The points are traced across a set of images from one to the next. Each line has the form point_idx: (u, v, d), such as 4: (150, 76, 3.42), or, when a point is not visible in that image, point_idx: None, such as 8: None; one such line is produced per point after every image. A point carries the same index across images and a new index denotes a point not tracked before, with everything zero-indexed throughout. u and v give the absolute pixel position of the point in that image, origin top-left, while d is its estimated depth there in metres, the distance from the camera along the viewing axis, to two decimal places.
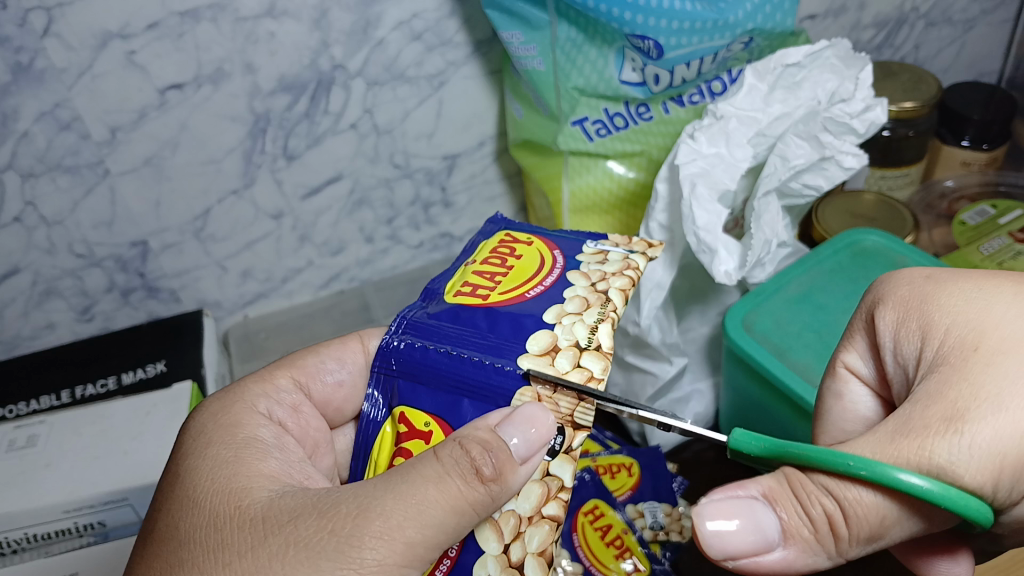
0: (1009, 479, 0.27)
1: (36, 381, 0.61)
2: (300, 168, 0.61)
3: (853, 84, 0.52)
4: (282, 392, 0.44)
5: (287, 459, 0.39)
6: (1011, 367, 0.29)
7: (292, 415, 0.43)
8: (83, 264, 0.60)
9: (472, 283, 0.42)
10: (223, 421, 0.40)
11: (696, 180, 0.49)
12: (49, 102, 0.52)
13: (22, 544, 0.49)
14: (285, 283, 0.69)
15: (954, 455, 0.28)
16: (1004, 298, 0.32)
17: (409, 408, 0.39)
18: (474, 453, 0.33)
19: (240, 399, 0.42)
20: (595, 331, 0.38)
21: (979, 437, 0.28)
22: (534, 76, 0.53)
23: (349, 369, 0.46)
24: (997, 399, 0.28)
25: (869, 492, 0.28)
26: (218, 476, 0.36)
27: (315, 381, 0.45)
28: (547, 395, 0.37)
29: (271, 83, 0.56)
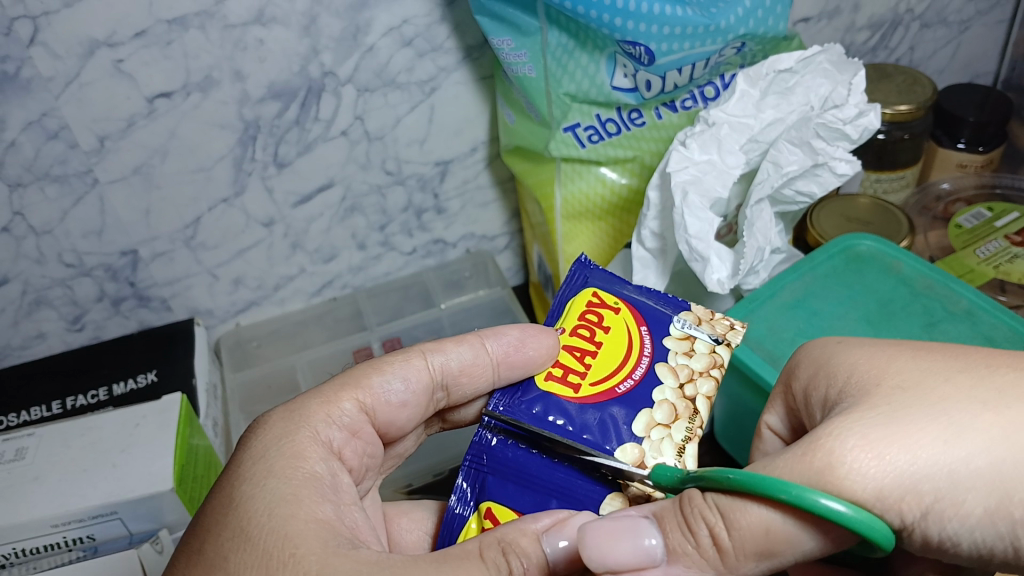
0: (895, 495, 0.31)
1: (25, 392, 0.61)
2: (291, 175, 0.61)
3: (846, 89, 0.51)
4: (345, 416, 0.43)
5: (339, 503, 0.38)
6: (903, 400, 0.33)
7: (349, 442, 0.42)
8: (73, 274, 0.60)
9: (562, 365, 0.43)
10: (284, 451, 0.39)
11: (687, 188, 0.48)
12: (37, 112, 0.51)
13: (11, 558, 0.49)
14: (277, 291, 0.68)
15: (841, 467, 0.31)
16: (903, 351, 0.36)
17: (498, 505, 0.40)
18: (514, 564, 0.34)
19: (301, 423, 0.41)
20: (682, 453, 0.41)
21: (869, 451, 0.31)
22: (525, 82, 0.53)
23: (412, 389, 0.45)
24: (886, 427, 0.32)
25: (761, 509, 0.31)
26: (274, 514, 0.36)
27: (379, 400, 0.44)
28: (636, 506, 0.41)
29: (260, 90, 0.55)
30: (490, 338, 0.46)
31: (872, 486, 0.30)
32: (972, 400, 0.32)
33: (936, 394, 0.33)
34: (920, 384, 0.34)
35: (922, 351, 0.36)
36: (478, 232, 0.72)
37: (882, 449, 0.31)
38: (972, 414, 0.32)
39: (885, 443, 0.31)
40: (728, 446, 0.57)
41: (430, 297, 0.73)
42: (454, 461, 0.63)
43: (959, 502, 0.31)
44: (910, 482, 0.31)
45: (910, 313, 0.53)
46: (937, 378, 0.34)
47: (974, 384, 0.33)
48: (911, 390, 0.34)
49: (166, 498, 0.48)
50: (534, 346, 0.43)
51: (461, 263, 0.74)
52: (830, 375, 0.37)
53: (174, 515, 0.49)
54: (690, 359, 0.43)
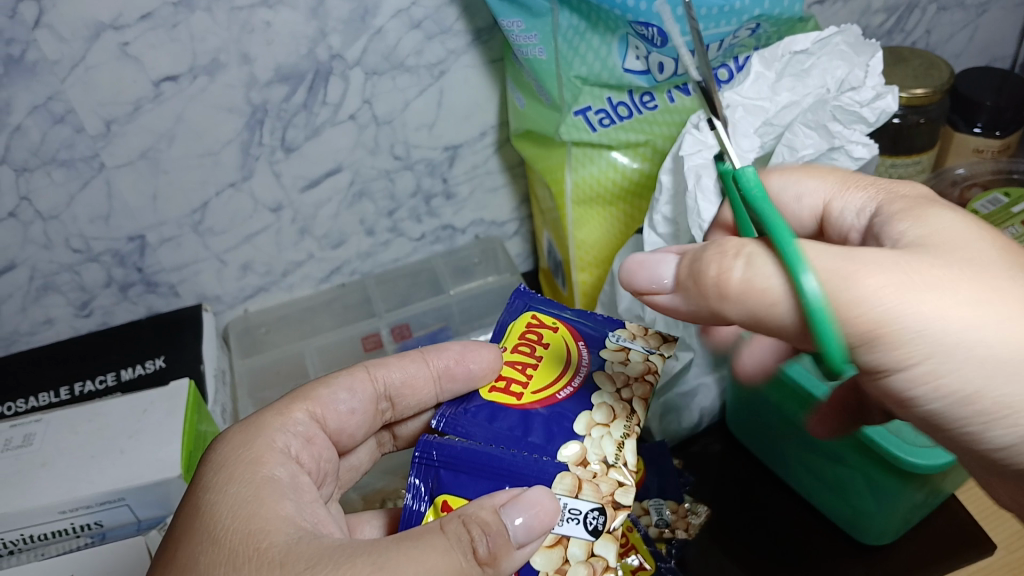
0: (876, 341, 0.32)
1: (34, 378, 0.61)
2: (299, 160, 0.60)
3: (863, 71, 0.50)
4: (299, 426, 0.42)
5: (302, 501, 0.37)
6: (956, 270, 0.32)
7: (306, 449, 0.41)
8: (81, 259, 0.60)
9: (505, 379, 0.44)
10: (243, 457, 0.38)
11: (701, 172, 0.47)
12: (42, 95, 0.51)
13: (19, 544, 0.48)
14: (286, 277, 0.68)
15: (851, 299, 0.32)
16: (983, 228, 0.34)
17: (452, 496, 0.40)
18: (474, 534, 0.33)
19: (259, 434, 0.40)
20: (622, 447, 0.40)
21: (881, 294, 0.32)
22: (536, 64, 0.52)
23: (360, 399, 0.45)
24: (932, 290, 0.32)
25: (776, 279, 0.32)
26: (238, 514, 0.35)
27: (329, 410, 0.44)
28: (589, 479, 0.39)
29: (267, 74, 0.55)
30: (433, 352, 0.46)
31: (855, 325, 0.32)
32: (1021, 305, 0.32)
33: (991, 282, 0.32)
34: (980, 265, 0.33)
35: (982, 228, 0.34)
36: (487, 218, 0.71)
37: (929, 308, 0.32)
38: (1003, 319, 0.31)
39: (935, 306, 0.32)
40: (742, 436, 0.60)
41: (439, 283, 0.73)
42: None
43: (941, 371, 0.32)
44: (916, 340, 0.32)
45: None
46: (1003, 276, 0.32)
47: (1020, 284, 0.32)
48: (974, 269, 0.32)
49: (174, 483, 0.48)
50: (474, 358, 0.44)
51: (470, 249, 0.73)
52: (887, 231, 0.36)
53: None
54: (625, 365, 0.43)
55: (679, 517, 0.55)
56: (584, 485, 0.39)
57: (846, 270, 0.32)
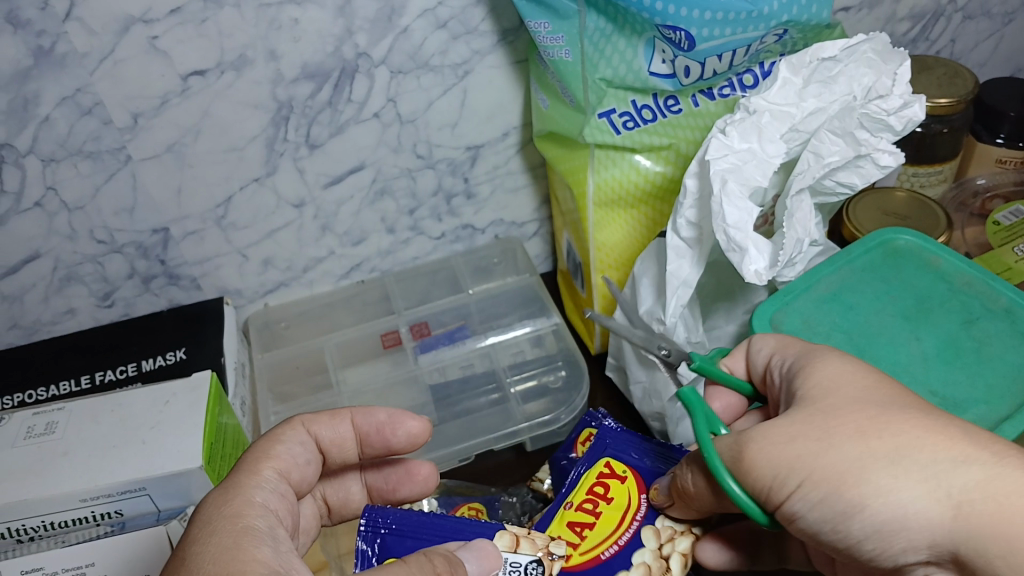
0: (788, 483, 0.35)
1: (56, 367, 0.61)
2: (322, 156, 0.60)
3: (891, 80, 0.50)
4: (270, 483, 0.40)
5: (284, 548, 0.35)
6: (827, 421, 0.35)
7: (286, 507, 0.40)
8: (105, 251, 0.60)
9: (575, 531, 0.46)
10: (224, 512, 0.36)
11: (726, 177, 0.47)
12: (71, 87, 0.51)
13: (38, 531, 0.49)
14: (306, 273, 0.68)
15: (749, 456, 0.36)
16: (862, 375, 0.38)
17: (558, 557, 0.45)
18: None
19: (238, 490, 0.38)
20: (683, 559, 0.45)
21: (763, 454, 0.36)
22: (561, 66, 0.52)
23: (311, 450, 0.44)
24: (796, 428, 0.36)
25: (701, 481, 0.41)
26: (218, 560, 0.33)
27: (294, 466, 0.42)
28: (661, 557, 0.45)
29: (294, 71, 0.55)
30: (360, 411, 0.47)
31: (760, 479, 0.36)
32: (865, 433, 0.34)
33: (846, 419, 0.35)
34: (847, 402, 0.36)
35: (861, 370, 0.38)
36: (507, 219, 0.72)
37: (780, 439, 0.36)
38: (860, 442, 0.34)
39: (791, 437, 0.36)
40: None
41: (458, 282, 0.73)
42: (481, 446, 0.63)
43: (850, 507, 0.33)
44: (786, 469, 0.35)
45: (948, 308, 0.52)
46: (874, 410, 0.35)
47: (890, 417, 0.34)
48: (832, 411, 0.36)
49: (195, 475, 0.48)
50: (398, 428, 0.47)
51: (490, 249, 0.73)
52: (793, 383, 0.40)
53: (204, 492, 0.50)
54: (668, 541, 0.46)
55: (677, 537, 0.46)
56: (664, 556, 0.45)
57: (739, 440, 0.37)
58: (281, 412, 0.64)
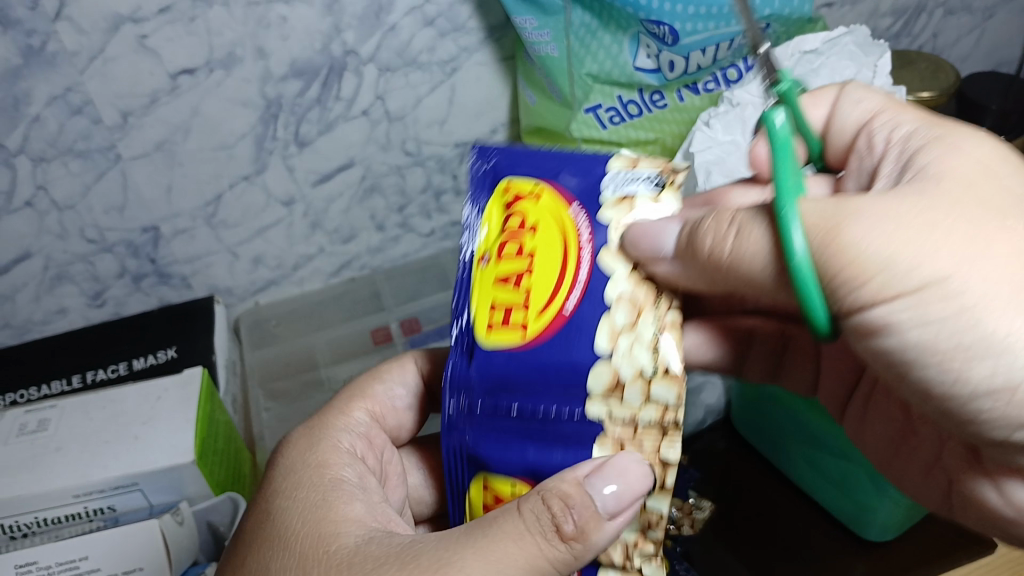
0: (864, 287, 0.27)
1: (48, 365, 0.62)
2: (312, 154, 0.61)
3: (871, 71, 0.51)
4: (359, 425, 0.42)
5: (371, 501, 0.37)
6: (971, 210, 0.27)
7: (370, 450, 0.42)
8: (95, 250, 0.60)
9: (500, 305, 0.34)
10: (309, 460, 0.39)
11: (710, 168, 0.48)
12: (61, 86, 0.51)
13: (32, 527, 0.49)
14: (296, 271, 0.68)
15: (852, 240, 0.26)
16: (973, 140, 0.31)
17: (491, 478, 0.34)
18: (555, 509, 0.31)
19: (324, 435, 0.40)
20: (659, 351, 0.32)
21: (867, 242, 0.26)
22: (547, 62, 0.53)
23: (416, 394, 0.45)
24: (926, 230, 0.26)
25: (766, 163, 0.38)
26: (308, 520, 0.35)
27: (386, 408, 0.44)
28: (629, 439, 0.33)
29: (282, 68, 0.55)
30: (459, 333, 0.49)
31: (869, 263, 0.26)
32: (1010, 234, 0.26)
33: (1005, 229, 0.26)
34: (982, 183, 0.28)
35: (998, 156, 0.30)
36: None
37: (911, 231, 0.26)
38: (994, 248, 0.26)
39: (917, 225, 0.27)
40: (744, 429, 0.61)
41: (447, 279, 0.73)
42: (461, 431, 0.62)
43: (953, 295, 0.26)
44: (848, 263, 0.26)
45: None
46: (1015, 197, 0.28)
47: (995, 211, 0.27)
48: (972, 188, 0.28)
49: (186, 470, 0.49)
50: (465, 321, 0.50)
51: None
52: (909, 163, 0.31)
53: (196, 487, 0.50)
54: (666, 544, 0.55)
55: (685, 513, 0.57)
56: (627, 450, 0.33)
57: (834, 217, 0.27)
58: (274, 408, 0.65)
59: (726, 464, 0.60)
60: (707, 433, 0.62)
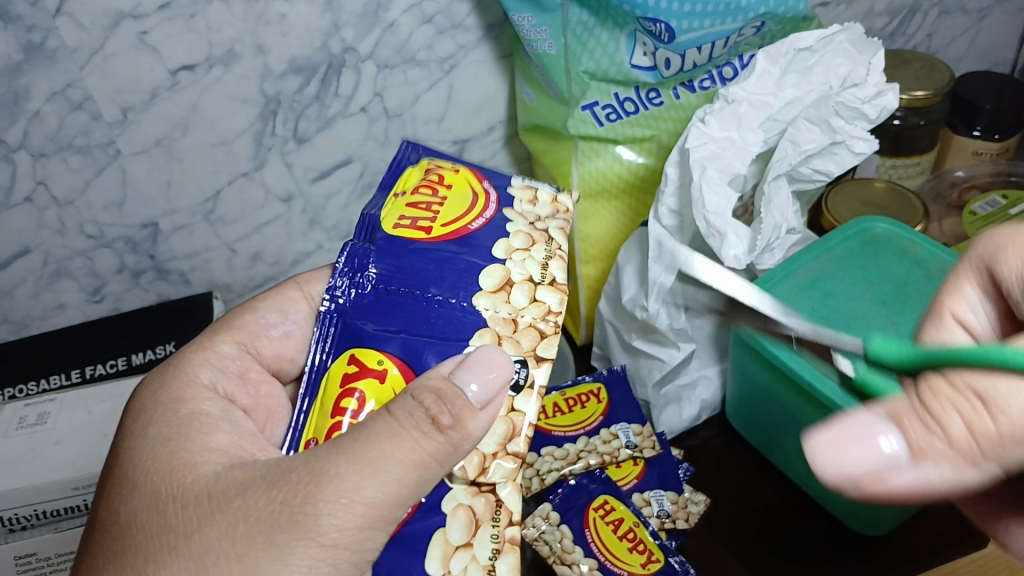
0: None
1: (47, 360, 0.62)
2: (310, 151, 0.61)
3: (865, 69, 0.51)
4: (225, 360, 0.44)
5: (237, 432, 0.39)
6: None
7: (238, 384, 0.43)
8: (94, 245, 0.61)
9: (409, 216, 0.44)
10: (165, 397, 0.40)
11: (706, 164, 0.48)
12: (61, 82, 0.52)
13: (31, 520, 0.49)
14: (295, 267, 0.69)
15: None
16: None
17: (362, 349, 0.41)
18: (429, 402, 0.34)
19: (179, 370, 0.41)
20: (547, 267, 0.43)
21: None
22: (545, 59, 0.53)
23: (293, 322, 0.46)
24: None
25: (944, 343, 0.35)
26: (161, 455, 0.37)
27: (259, 338, 0.45)
28: (508, 335, 0.41)
29: (281, 65, 0.56)
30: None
31: None
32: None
33: None
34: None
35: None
36: None
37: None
38: None
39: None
40: (740, 425, 0.60)
41: None
42: None
43: None
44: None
45: (925, 296, 0.53)
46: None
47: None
48: None
49: None
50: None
51: None
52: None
53: None
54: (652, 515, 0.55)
55: (680, 508, 0.55)
56: (504, 341, 0.41)
57: None
58: None
59: (722, 459, 0.61)
60: (704, 429, 0.62)
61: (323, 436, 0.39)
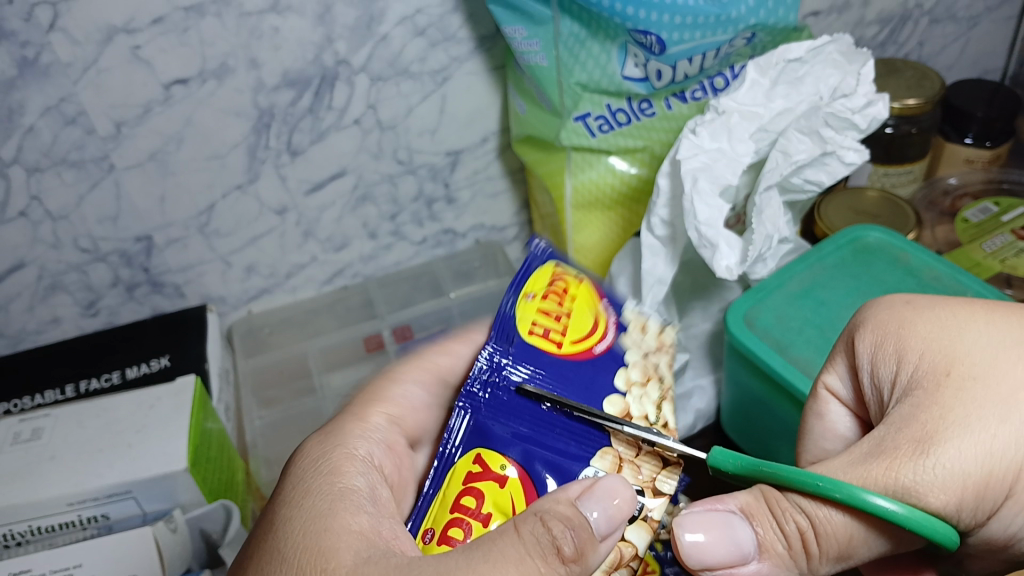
0: (967, 503, 0.32)
1: (41, 375, 0.62)
2: (304, 163, 0.61)
3: (855, 79, 0.52)
4: (379, 432, 0.42)
5: (381, 513, 0.36)
6: (970, 395, 0.33)
7: (389, 456, 0.41)
8: (89, 259, 0.61)
9: (541, 323, 0.41)
10: (323, 468, 0.38)
11: (698, 175, 0.49)
12: (55, 97, 0.52)
13: (25, 536, 0.49)
14: (289, 279, 0.69)
15: (923, 479, 0.32)
16: (924, 317, 0.37)
17: (488, 450, 0.39)
18: (556, 530, 0.32)
19: (339, 443, 0.40)
20: (661, 409, 0.42)
21: (940, 462, 0.32)
22: (537, 72, 0.53)
23: (428, 395, 0.45)
24: (970, 430, 0.33)
25: (839, 410, 0.41)
26: (308, 532, 0.35)
27: (401, 407, 0.44)
28: (629, 459, 0.40)
29: (275, 78, 0.56)
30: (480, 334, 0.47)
31: (945, 495, 0.32)
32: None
33: (995, 391, 0.33)
34: (996, 372, 0.34)
35: (992, 339, 0.35)
36: (488, 223, 0.72)
37: (962, 455, 0.32)
38: (1005, 416, 0.33)
39: (960, 451, 0.32)
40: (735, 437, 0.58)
41: (440, 286, 0.73)
42: None
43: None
44: (987, 479, 0.32)
45: None
46: (1010, 362, 0.34)
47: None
48: (982, 380, 0.34)
49: (181, 478, 0.49)
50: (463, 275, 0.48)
51: (471, 253, 0.74)
52: (903, 354, 0.37)
53: (189, 495, 0.50)
54: None
55: None
56: (624, 466, 0.39)
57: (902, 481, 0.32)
58: (266, 417, 0.66)
59: None
60: None
61: (441, 530, 0.37)
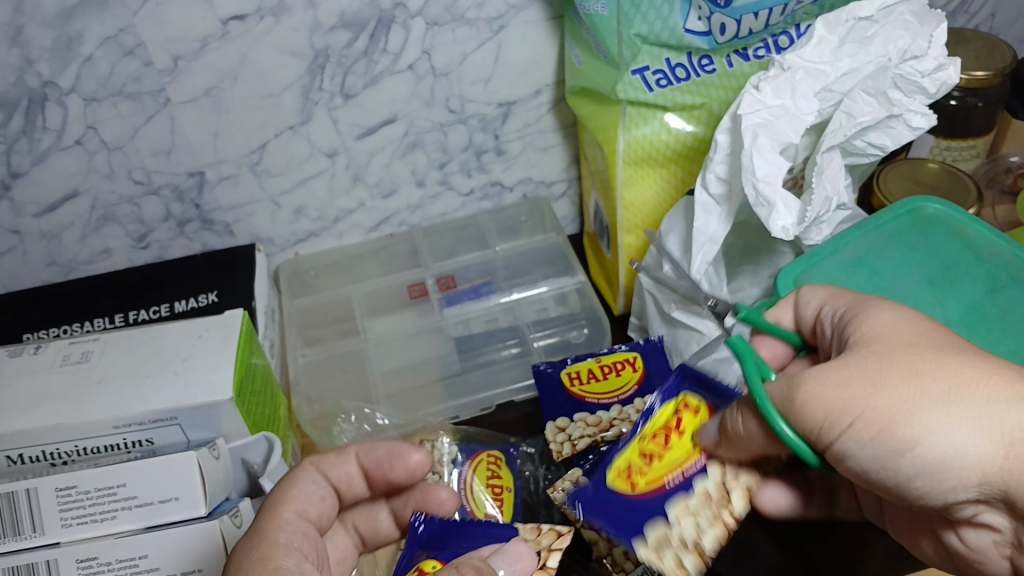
0: (823, 427, 0.35)
1: (91, 305, 0.63)
2: (356, 106, 0.61)
3: (927, 41, 0.49)
4: (291, 523, 0.43)
5: None
6: (880, 349, 0.35)
7: (306, 540, 0.42)
8: (141, 192, 0.61)
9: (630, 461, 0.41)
10: (255, 556, 0.39)
11: (758, 131, 0.48)
12: (114, 27, 0.52)
13: (71, 456, 0.50)
14: (336, 224, 0.69)
15: (807, 394, 0.35)
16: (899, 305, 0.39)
17: None
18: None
19: (263, 532, 0.41)
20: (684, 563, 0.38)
21: (819, 384, 0.35)
22: (596, 20, 0.52)
23: (323, 488, 0.46)
24: (858, 369, 0.35)
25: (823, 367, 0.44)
26: None
27: (307, 503, 0.44)
28: None
29: (331, 19, 0.56)
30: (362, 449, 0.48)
31: (813, 410, 0.35)
32: (927, 367, 0.34)
33: (901, 352, 0.34)
34: (911, 345, 0.35)
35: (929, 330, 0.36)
36: (536, 177, 0.72)
37: (838, 385, 0.34)
38: (894, 370, 0.34)
39: (838, 377, 0.35)
40: None
41: (485, 238, 0.73)
42: (503, 397, 0.63)
43: (876, 437, 0.33)
44: (844, 415, 0.34)
45: (974, 277, 0.52)
46: (927, 344, 0.35)
47: (945, 354, 0.34)
48: (898, 346, 0.35)
49: (224, 407, 0.49)
50: (397, 462, 0.47)
51: (518, 207, 0.74)
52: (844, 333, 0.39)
53: (232, 425, 0.51)
54: None
55: None
56: None
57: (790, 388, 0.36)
58: (309, 355, 0.66)
59: None
60: None
61: None
